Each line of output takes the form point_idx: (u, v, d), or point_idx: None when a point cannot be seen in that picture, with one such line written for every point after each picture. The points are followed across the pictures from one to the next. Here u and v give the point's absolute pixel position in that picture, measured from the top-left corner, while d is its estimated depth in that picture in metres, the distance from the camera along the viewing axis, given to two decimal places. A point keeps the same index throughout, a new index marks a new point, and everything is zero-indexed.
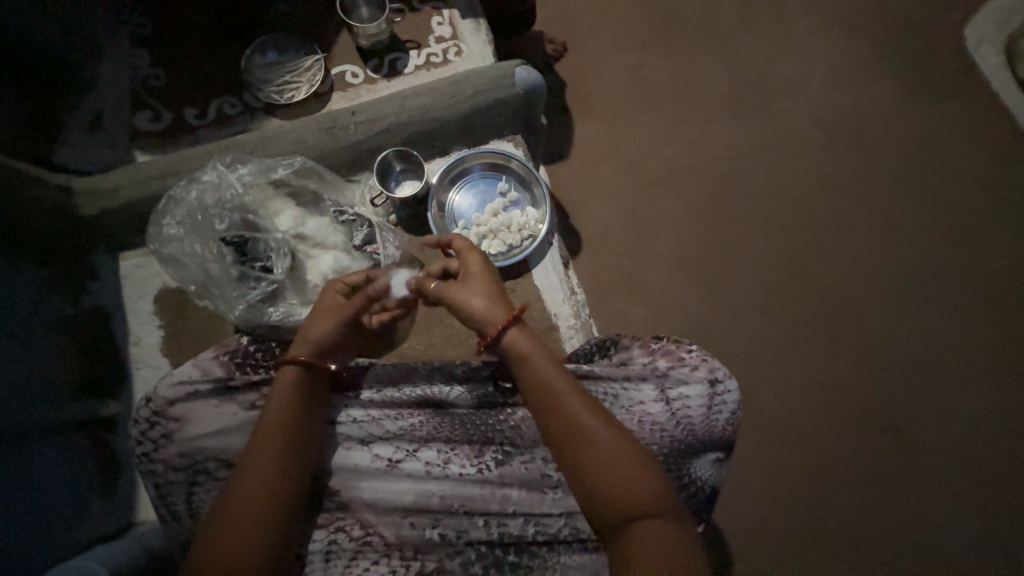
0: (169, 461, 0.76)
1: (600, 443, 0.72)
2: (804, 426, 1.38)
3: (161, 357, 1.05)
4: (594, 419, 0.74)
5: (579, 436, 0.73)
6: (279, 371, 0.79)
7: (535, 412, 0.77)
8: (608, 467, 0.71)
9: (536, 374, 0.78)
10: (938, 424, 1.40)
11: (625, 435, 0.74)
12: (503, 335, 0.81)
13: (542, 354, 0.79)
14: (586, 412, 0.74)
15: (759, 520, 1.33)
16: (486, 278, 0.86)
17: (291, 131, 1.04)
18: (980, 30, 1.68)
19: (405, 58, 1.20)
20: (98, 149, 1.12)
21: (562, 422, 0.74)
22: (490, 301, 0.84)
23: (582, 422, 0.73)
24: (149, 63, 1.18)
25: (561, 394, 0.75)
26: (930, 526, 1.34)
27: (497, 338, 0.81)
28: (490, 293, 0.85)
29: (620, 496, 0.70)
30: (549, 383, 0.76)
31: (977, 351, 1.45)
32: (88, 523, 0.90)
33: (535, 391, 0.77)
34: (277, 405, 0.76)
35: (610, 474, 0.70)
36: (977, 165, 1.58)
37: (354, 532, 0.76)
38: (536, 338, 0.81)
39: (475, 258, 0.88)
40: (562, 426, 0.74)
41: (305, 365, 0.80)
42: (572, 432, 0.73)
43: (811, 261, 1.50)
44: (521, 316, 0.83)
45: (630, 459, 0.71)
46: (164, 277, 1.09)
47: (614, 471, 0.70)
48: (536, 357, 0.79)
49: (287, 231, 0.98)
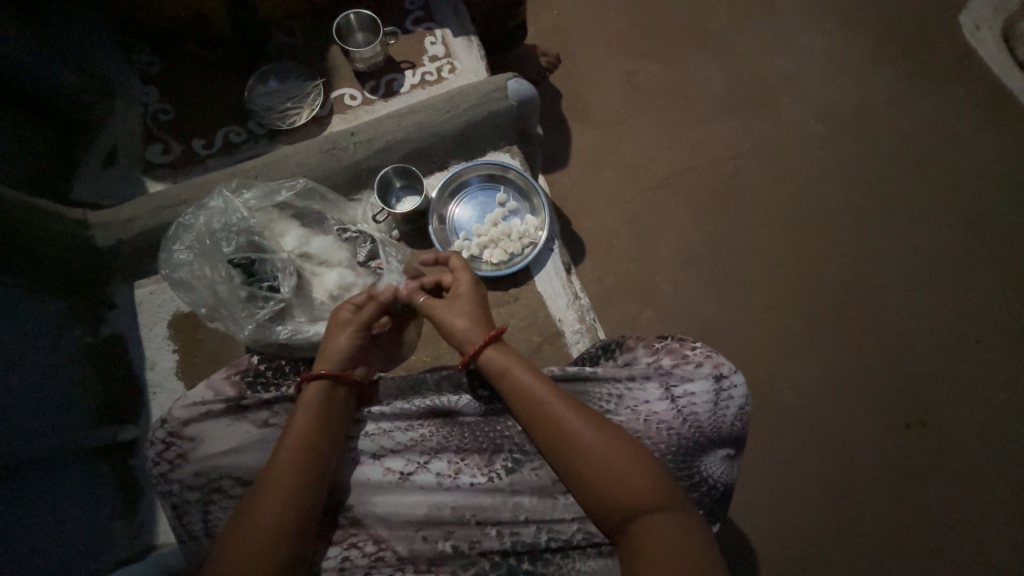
0: (185, 481, 0.78)
1: (590, 442, 0.72)
2: (823, 421, 1.36)
3: (176, 380, 1.08)
4: (578, 419, 0.74)
5: (566, 438, 0.73)
6: (302, 388, 0.80)
7: (522, 420, 0.77)
8: (602, 466, 0.71)
9: (517, 382, 0.78)
10: (965, 415, 1.36)
11: (615, 432, 0.74)
12: (483, 351, 0.81)
13: (521, 361, 0.80)
14: (571, 414, 0.74)
15: (783, 521, 1.29)
16: (473, 299, 0.87)
17: (293, 155, 1.09)
18: (976, 15, 1.67)
19: (400, 78, 1.24)
20: (114, 184, 1.18)
21: (548, 427, 0.74)
22: (473, 321, 0.84)
23: (569, 426, 0.73)
24: (158, 99, 1.24)
25: (545, 399, 0.76)
26: (962, 522, 1.29)
27: (475, 356, 0.82)
28: (474, 313, 0.85)
29: (621, 493, 0.69)
30: (529, 389, 0.77)
31: (999, 338, 1.41)
32: (110, 546, 0.92)
33: (518, 400, 0.77)
34: (300, 420, 0.76)
35: (606, 472, 0.70)
36: (983, 149, 1.56)
37: (367, 548, 0.76)
38: (513, 350, 0.82)
39: (466, 278, 0.88)
40: (549, 432, 0.74)
41: (328, 378, 0.80)
42: (560, 436, 0.73)
43: (818, 254, 1.48)
44: (500, 334, 0.84)
45: (625, 454, 0.71)
46: (177, 302, 1.12)
47: (609, 469, 0.70)
48: (513, 367, 0.79)
49: (293, 250, 1.01)
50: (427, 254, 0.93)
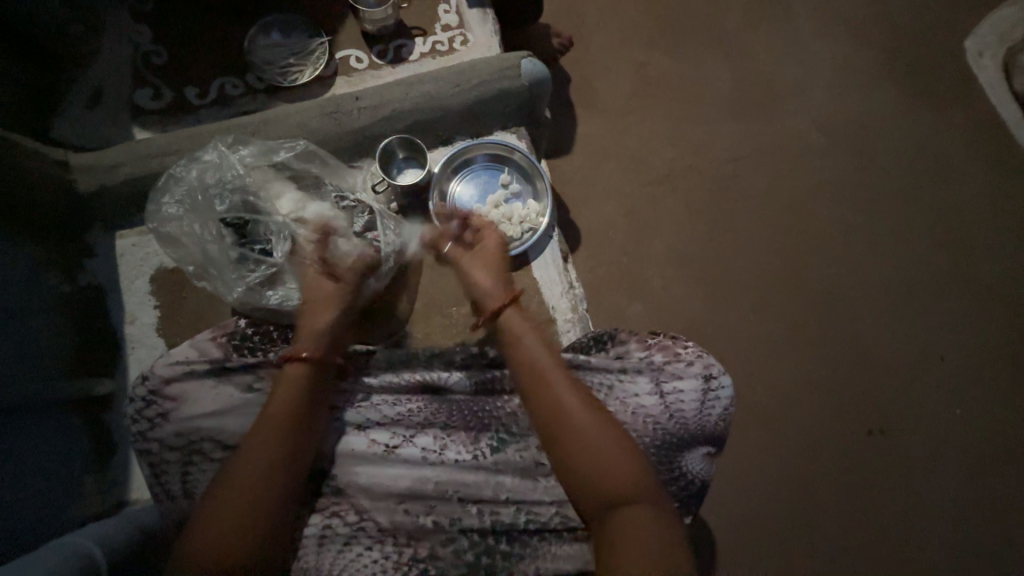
0: (164, 441, 0.76)
1: (584, 432, 0.73)
2: (793, 425, 1.41)
3: (156, 337, 1.05)
4: (579, 400, 0.75)
5: (563, 418, 0.74)
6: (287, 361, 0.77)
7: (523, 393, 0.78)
8: (592, 455, 0.71)
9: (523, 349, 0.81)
10: (923, 430, 1.43)
11: (611, 424, 0.74)
12: (501, 312, 0.86)
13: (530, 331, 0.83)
14: (571, 399, 0.75)
15: (746, 515, 1.35)
16: (496, 251, 0.96)
17: (295, 115, 1.05)
18: (981, 42, 1.69)
19: (410, 45, 1.19)
20: (97, 127, 1.11)
21: (545, 406, 0.75)
22: (495, 274, 0.92)
23: (566, 409, 0.74)
24: (150, 40, 1.16)
25: (548, 377, 0.77)
26: (910, 528, 1.37)
27: (495, 314, 0.86)
28: (496, 266, 0.93)
29: (604, 486, 0.70)
30: (535, 364, 0.78)
31: (965, 358, 1.47)
32: (83, 501, 0.90)
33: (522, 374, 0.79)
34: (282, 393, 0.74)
35: (595, 462, 0.71)
36: (972, 176, 1.60)
37: (348, 517, 0.77)
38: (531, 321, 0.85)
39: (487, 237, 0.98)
40: (547, 415, 0.75)
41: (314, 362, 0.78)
42: (557, 417, 0.74)
43: (807, 264, 1.51)
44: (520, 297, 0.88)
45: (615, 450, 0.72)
46: (161, 257, 1.08)
47: (598, 459, 0.71)
48: (523, 340, 0.82)
49: (287, 214, 0.96)
50: (442, 209, 1.04)
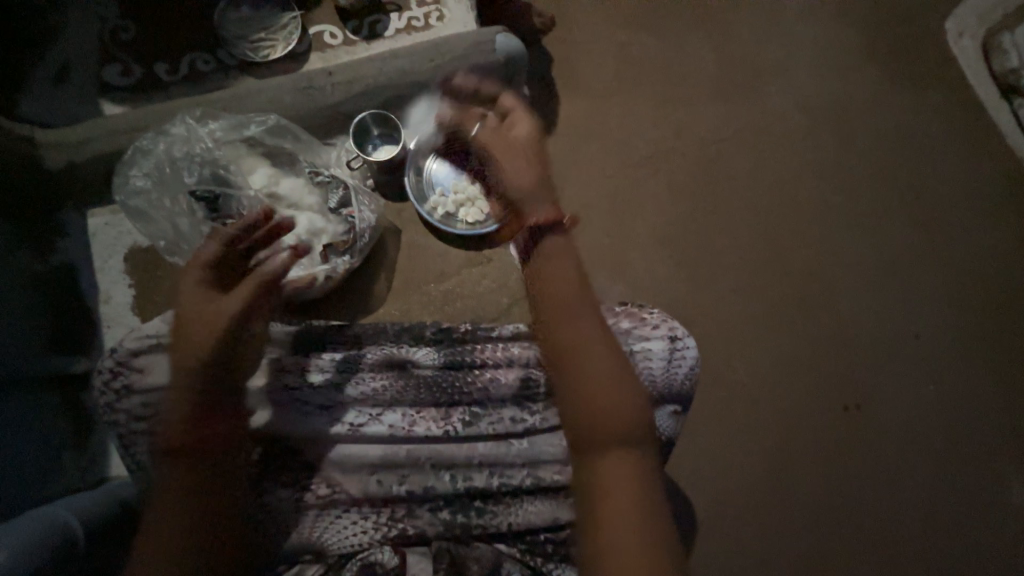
0: (132, 411, 0.77)
1: (616, 430, 0.67)
2: (770, 400, 1.44)
3: (132, 315, 1.05)
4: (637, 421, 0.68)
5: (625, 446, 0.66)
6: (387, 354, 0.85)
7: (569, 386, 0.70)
8: (615, 454, 0.66)
9: (553, 270, 0.77)
10: (897, 406, 1.46)
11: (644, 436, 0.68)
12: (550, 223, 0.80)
13: (571, 255, 0.78)
14: (631, 404, 0.68)
15: (723, 487, 1.39)
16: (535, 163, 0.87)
17: (265, 89, 1.03)
18: (961, 21, 1.70)
19: (385, 20, 1.17)
20: (65, 104, 1.09)
21: (591, 401, 0.68)
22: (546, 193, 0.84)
23: (616, 412, 0.67)
24: (117, 15, 1.14)
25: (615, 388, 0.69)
26: (881, 498, 1.41)
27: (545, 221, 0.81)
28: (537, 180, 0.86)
29: (619, 511, 0.63)
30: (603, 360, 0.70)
31: (939, 334, 1.51)
32: (64, 476, 0.92)
33: (569, 354, 0.71)
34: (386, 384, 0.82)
35: (632, 484, 0.64)
36: (950, 156, 1.62)
37: (321, 489, 0.78)
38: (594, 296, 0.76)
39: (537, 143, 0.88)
40: (596, 412, 0.67)
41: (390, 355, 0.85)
42: (609, 417, 0.67)
43: (786, 244, 1.53)
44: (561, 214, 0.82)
45: (651, 475, 0.66)
46: (135, 235, 1.08)
47: (634, 475, 0.65)
48: (568, 299, 0.74)
49: (260, 189, 0.98)
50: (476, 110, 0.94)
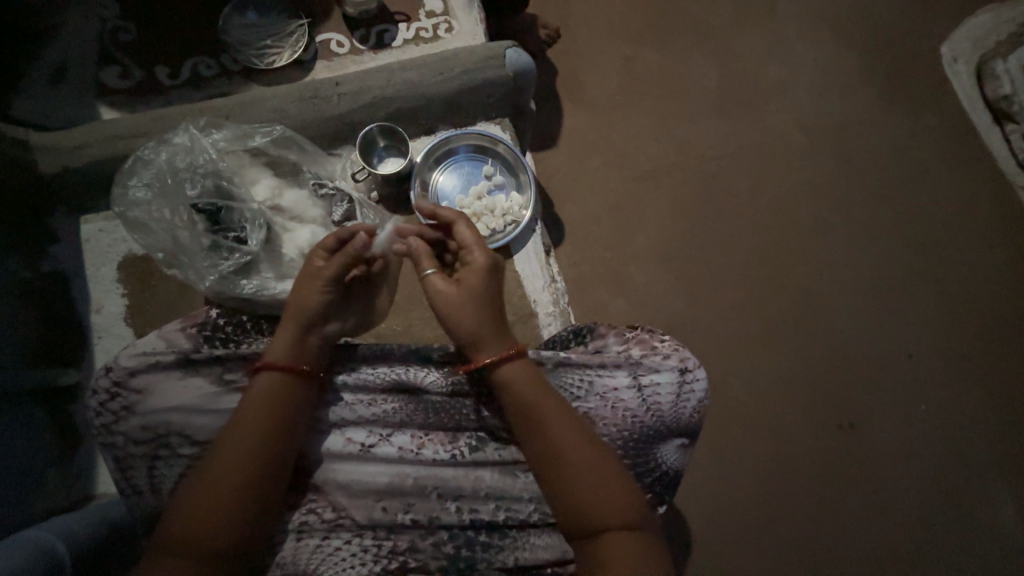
0: (130, 434, 0.75)
1: (611, 510, 0.70)
2: (767, 419, 1.44)
3: (124, 326, 1.02)
4: (627, 494, 0.71)
5: (619, 519, 0.70)
6: (400, 377, 0.82)
7: (550, 482, 0.73)
8: (609, 531, 0.70)
9: (525, 396, 0.75)
10: (890, 426, 1.47)
11: (638, 505, 0.72)
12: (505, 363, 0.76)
13: (534, 377, 0.76)
14: (619, 492, 0.71)
15: (720, 505, 1.39)
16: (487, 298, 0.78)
17: (271, 98, 1.01)
18: (956, 47, 1.72)
19: (393, 30, 1.16)
20: (61, 106, 1.06)
21: (578, 501, 0.71)
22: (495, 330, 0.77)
23: (608, 501, 0.70)
24: (119, 15, 1.11)
25: (602, 471, 0.72)
26: (875, 519, 1.42)
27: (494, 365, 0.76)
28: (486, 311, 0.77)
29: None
30: (584, 455, 0.72)
31: (931, 355, 1.52)
32: (46, 497, 0.87)
33: (548, 466, 0.73)
34: (399, 410, 0.81)
35: (634, 563, 0.67)
36: (944, 179, 1.64)
37: (326, 514, 0.77)
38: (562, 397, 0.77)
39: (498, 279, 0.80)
40: (585, 510, 0.70)
41: (400, 381, 0.82)
42: (598, 511, 0.70)
43: (786, 262, 1.54)
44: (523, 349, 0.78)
45: (648, 542, 0.70)
46: (129, 243, 1.04)
47: (635, 559, 0.68)
48: (538, 411, 0.74)
49: (263, 201, 0.97)
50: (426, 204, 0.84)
